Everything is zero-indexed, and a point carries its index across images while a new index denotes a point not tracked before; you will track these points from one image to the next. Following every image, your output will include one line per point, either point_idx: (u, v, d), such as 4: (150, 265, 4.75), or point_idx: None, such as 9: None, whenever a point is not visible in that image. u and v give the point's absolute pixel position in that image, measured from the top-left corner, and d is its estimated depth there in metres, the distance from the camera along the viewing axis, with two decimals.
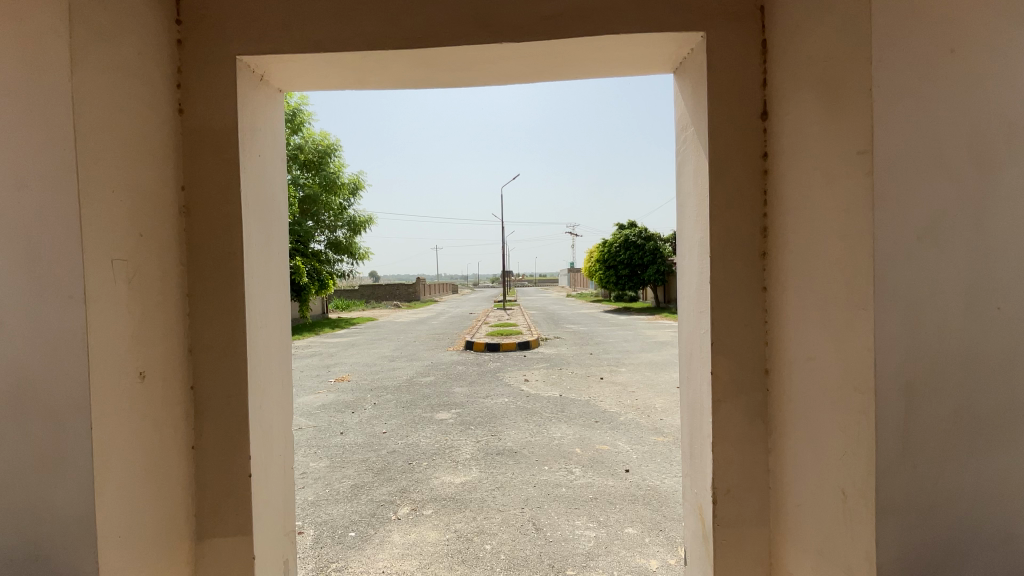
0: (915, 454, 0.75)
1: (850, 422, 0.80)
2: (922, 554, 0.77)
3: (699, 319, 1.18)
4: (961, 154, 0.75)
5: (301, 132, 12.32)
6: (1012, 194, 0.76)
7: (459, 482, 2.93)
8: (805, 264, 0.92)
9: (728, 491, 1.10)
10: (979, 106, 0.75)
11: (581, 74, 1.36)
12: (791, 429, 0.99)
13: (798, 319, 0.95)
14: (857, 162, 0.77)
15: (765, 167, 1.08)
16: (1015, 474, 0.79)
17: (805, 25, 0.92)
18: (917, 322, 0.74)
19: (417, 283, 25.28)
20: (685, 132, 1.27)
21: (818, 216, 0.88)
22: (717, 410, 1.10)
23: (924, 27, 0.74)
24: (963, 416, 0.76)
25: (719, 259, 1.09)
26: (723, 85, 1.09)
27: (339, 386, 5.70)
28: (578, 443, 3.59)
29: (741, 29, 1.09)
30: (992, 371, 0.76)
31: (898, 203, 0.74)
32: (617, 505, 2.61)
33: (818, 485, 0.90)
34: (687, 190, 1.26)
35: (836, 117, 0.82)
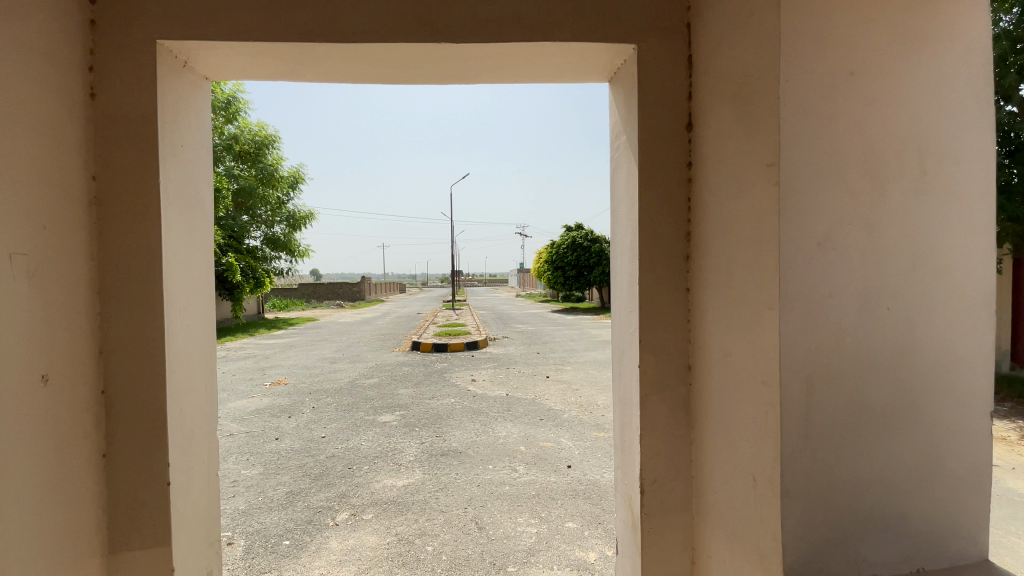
0: (814, 441, 0.83)
1: (758, 412, 0.87)
2: (822, 533, 0.84)
3: (629, 319, 1.24)
4: (857, 168, 0.83)
5: (237, 121, 11.67)
6: (901, 205, 0.84)
7: (401, 484, 2.89)
8: (722, 267, 0.99)
9: (654, 481, 1.16)
10: (873, 125, 0.83)
11: (520, 78, 1.39)
12: (710, 421, 1.06)
13: (716, 319, 1.02)
14: (767, 173, 0.84)
15: (690, 175, 1.15)
16: (905, 459, 0.87)
17: (725, 43, 0.98)
18: (818, 320, 0.82)
19: (361, 282, 24.58)
20: (618, 139, 1.32)
21: (734, 223, 0.95)
22: (644, 404, 1.15)
23: (824, 52, 0.82)
24: (858, 406, 0.84)
25: (647, 262, 1.15)
26: (652, 97, 1.14)
27: (274, 389, 5.46)
28: (522, 441, 3.63)
29: (670, 43, 1.15)
30: (883, 365, 0.85)
31: (801, 210, 0.81)
32: (558, 500, 2.67)
33: (733, 473, 0.97)
34: (620, 195, 1.31)
35: (750, 130, 0.89)
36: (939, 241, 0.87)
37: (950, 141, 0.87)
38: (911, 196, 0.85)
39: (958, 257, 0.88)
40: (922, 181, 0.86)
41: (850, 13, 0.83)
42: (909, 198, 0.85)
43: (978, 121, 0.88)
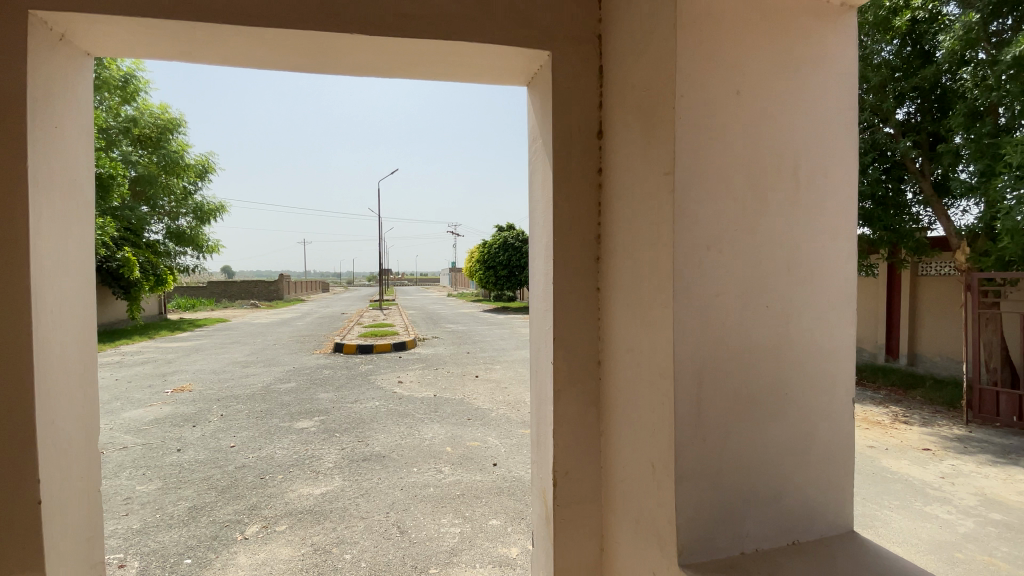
0: (704, 428, 0.90)
1: (657, 403, 0.94)
2: (711, 512, 0.91)
3: (544, 318, 1.27)
4: (741, 180, 0.91)
5: (135, 102, 10.56)
6: (778, 214, 0.94)
7: (318, 492, 2.77)
8: (627, 268, 1.05)
9: (566, 474, 1.20)
10: (757, 141, 0.92)
11: (439, 76, 1.38)
12: (616, 413, 1.12)
13: (622, 317, 1.08)
14: (664, 181, 0.90)
15: (601, 180, 1.20)
16: (781, 442, 0.96)
17: (631, 55, 1.04)
18: (707, 317, 0.89)
19: (279, 280, 23.15)
20: (535, 142, 1.36)
21: (637, 226, 1.01)
22: (557, 400, 1.19)
23: (712, 71, 0.89)
24: (742, 395, 0.93)
25: (560, 262, 1.19)
26: (565, 103, 1.19)
27: (176, 397, 5.01)
28: (448, 442, 3.61)
29: (582, 52, 1.19)
30: (763, 357, 0.94)
31: (693, 215, 0.88)
32: (483, 498, 2.68)
33: (635, 461, 1.03)
34: (536, 197, 1.34)
35: (650, 140, 0.95)
36: (811, 247, 0.97)
37: (821, 158, 0.98)
38: (787, 207, 0.95)
39: (826, 262, 0.99)
40: (797, 193, 0.96)
41: (738, 38, 0.91)
42: (786, 208, 0.95)
43: (843, 141, 1.00)
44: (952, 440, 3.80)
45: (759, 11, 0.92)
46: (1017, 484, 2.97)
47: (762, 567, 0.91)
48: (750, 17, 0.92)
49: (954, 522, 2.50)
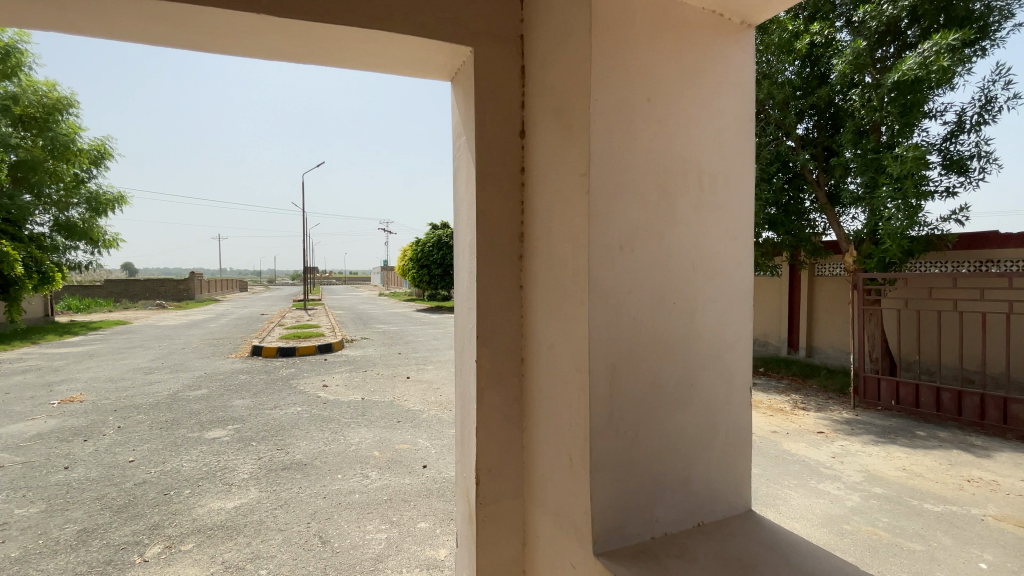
0: (617, 420, 0.94)
1: (575, 397, 0.96)
2: (624, 500, 0.95)
3: (468, 316, 1.26)
4: (651, 183, 0.95)
5: (16, 78, 9.33)
6: (684, 216, 1.00)
7: (231, 506, 2.58)
8: (547, 266, 1.07)
9: (489, 471, 1.20)
10: (666, 145, 0.97)
11: (360, 65, 1.33)
12: (537, 408, 1.14)
13: (543, 314, 1.09)
14: (580, 182, 0.93)
15: (523, 179, 1.21)
16: (688, 430, 1.02)
17: (551, 56, 1.06)
18: (620, 314, 0.93)
19: (190, 278, 21.38)
20: (458, 139, 1.34)
21: (556, 225, 1.03)
22: (481, 397, 1.19)
23: (625, 76, 0.93)
24: (652, 387, 0.97)
25: (484, 261, 1.18)
26: (489, 100, 1.18)
27: (64, 409, 4.47)
28: (376, 446, 3.50)
29: (505, 51, 1.20)
30: (672, 351, 0.99)
31: (606, 215, 0.91)
32: (411, 502, 2.63)
33: (555, 454, 1.05)
34: (460, 193, 1.33)
35: (568, 140, 0.98)
36: (713, 248, 1.04)
37: (723, 165, 1.05)
38: (693, 210, 1.01)
39: (726, 262, 1.06)
40: (701, 197, 1.02)
41: (649, 48, 0.95)
42: (691, 210, 1.01)
43: (742, 150, 1.08)
44: (842, 423, 4.24)
45: (666, 22, 0.97)
46: (893, 461, 3.36)
47: (670, 549, 0.96)
48: (661, 29, 0.96)
49: (843, 497, 2.79)
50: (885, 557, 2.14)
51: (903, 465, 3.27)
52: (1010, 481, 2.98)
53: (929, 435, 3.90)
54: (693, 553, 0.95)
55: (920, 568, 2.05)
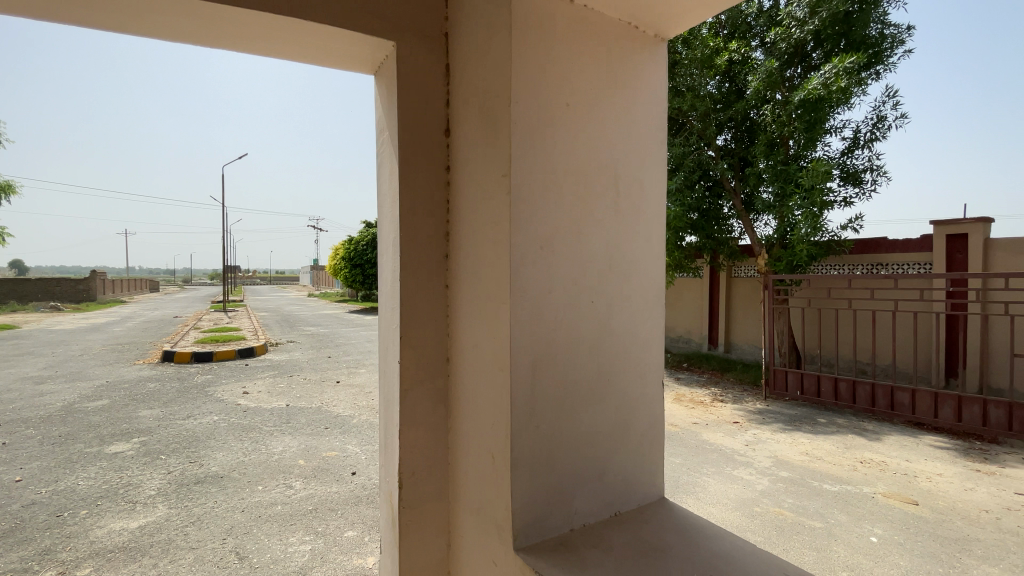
0: (538, 417, 0.95)
1: (497, 396, 0.97)
2: (543, 495, 0.97)
3: (391, 316, 1.23)
4: (570, 186, 0.99)
5: None
6: (603, 218, 1.04)
7: (135, 526, 2.36)
8: (471, 266, 1.07)
9: (412, 474, 1.18)
10: (584, 149, 1.00)
11: (275, 53, 1.26)
12: (462, 409, 1.14)
13: (468, 315, 1.09)
14: (502, 182, 0.94)
15: (448, 178, 1.21)
16: (605, 424, 1.06)
17: (474, 55, 1.06)
18: (540, 313, 0.95)
19: (90, 277, 19.32)
20: (381, 134, 1.31)
21: (480, 224, 1.03)
22: (404, 400, 1.17)
23: (546, 81, 0.95)
24: (572, 383, 1.00)
25: (408, 260, 1.16)
26: (412, 96, 1.17)
27: None
28: (301, 455, 3.34)
29: (429, 48, 1.19)
30: (591, 348, 1.03)
31: (527, 216, 0.93)
32: (338, 511, 2.53)
33: (478, 453, 1.06)
34: (384, 190, 1.30)
35: (491, 140, 0.99)
36: (628, 249, 1.09)
37: (637, 170, 1.11)
38: (610, 213, 1.05)
39: (641, 262, 1.12)
40: (617, 201, 1.07)
41: (569, 55, 0.98)
42: (608, 213, 1.05)
43: (655, 157, 1.14)
44: (754, 413, 4.58)
45: (585, 30, 1.01)
46: (798, 446, 3.68)
47: (588, 539, 0.99)
48: (579, 36, 1.00)
49: (755, 481, 3.02)
50: (790, 535, 2.33)
51: (806, 450, 3.59)
52: (895, 461, 3.36)
53: (829, 421, 4.30)
54: (608, 542, 0.99)
55: (820, 544, 2.25)
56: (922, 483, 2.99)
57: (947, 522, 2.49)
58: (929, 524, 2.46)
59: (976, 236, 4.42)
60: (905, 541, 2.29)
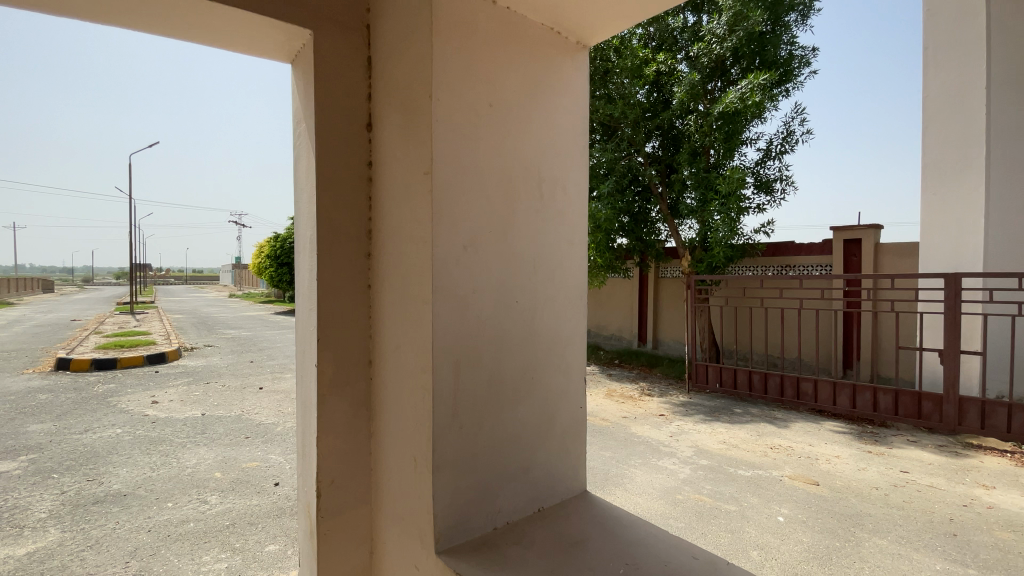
0: (461, 418, 0.95)
1: (419, 398, 0.95)
2: (466, 497, 0.97)
3: (309, 317, 1.17)
4: (494, 187, 0.99)
5: None
6: (527, 219, 1.05)
7: (21, 553, 2.11)
8: (394, 266, 1.04)
9: (332, 482, 1.13)
10: (507, 150, 1.01)
11: (178, 35, 1.16)
12: (384, 412, 1.11)
13: (390, 316, 1.07)
14: (423, 179, 0.93)
15: (371, 174, 1.17)
16: (529, 422, 1.08)
17: (397, 49, 1.04)
18: (464, 313, 0.95)
19: None
20: (299, 126, 1.25)
21: (403, 223, 1.01)
22: (323, 405, 1.12)
23: (468, 81, 0.95)
24: (496, 382, 1.01)
25: (326, 259, 1.11)
26: (331, 88, 1.12)
27: None
28: (217, 467, 3.11)
29: (350, 41, 1.15)
30: (515, 346, 1.04)
31: (449, 215, 0.92)
32: (258, 524, 2.39)
33: (401, 456, 1.04)
34: (301, 185, 1.23)
35: (413, 136, 0.97)
36: (551, 250, 1.11)
37: (560, 174, 1.13)
38: (534, 215, 1.07)
39: (563, 263, 1.15)
40: (541, 202, 1.09)
41: (493, 56, 0.99)
42: (532, 215, 1.07)
43: (576, 160, 1.18)
44: (678, 406, 4.84)
45: (508, 32, 1.02)
46: (717, 435, 3.93)
47: (510, 537, 1.00)
48: (503, 37, 1.01)
49: (678, 470, 3.19)
50: (708, 519, 2.49)
51: (724, 438, 3.84)
52: (801, 446, 3.67)
53: (744, 411, 4.62)
54: (530, 538, 1.00)
55: (734, 526, 2.42)
56: (823, 465, 3.29)
57: (843, 500, 2.75)
58: (828, 502, 2.71)
59: (868, 240, 4.93)
60: (807, 519, 2.51)
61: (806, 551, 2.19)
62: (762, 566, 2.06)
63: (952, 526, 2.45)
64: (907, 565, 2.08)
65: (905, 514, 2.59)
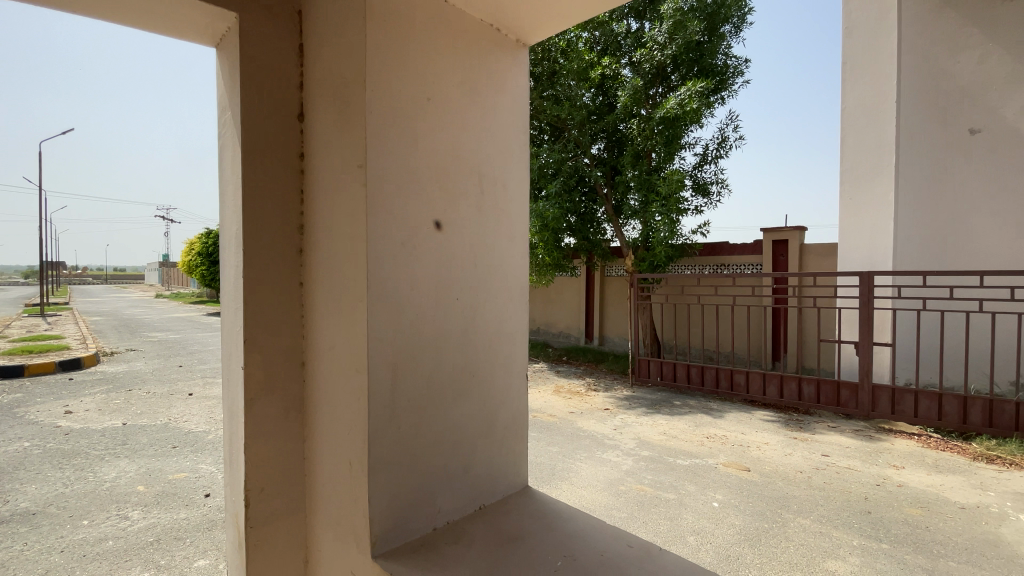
0: (398, 418, 0.93)
1: (354, 400, 0.92)
2: (404, 498, 0.95)
3: (234, 317, 1.11)
4: (432, 182, 0.97)
5: None
6: (466, 216, 1.05)
7: None
8: (327, 263, 1.01)
9: (261, 490, 1.08)
10: (445, 146, 1.00)
11: (84, 11, 1.05)
12: (318, 414, 1.06)
13: (323, 313, 1.03)
14: (357, 173, 0.90)
15: (303, 167, 1.12)
16: (469, 421, 1.07)
17: (330, 38, 1.00)
18: (402, 311, 0.93)
19: None
20: (224, 115, 1.17)
21: (337, 218, 0.97)
22: (250, 409, 1.06)
23: (402, 73, 0.92)
24: (435, 382, 0.99)
25: (253, 254, 1.06)
26: (259, 77, 1.07)
27: None
28: (139, 480, 2.88)
29: (280, 27, 1.09)
30: (454, 345, 1.03)
31: (385, 211, 0.90)
32: (186, 539, 2.24)
33: (335, 459, 1.00)
34: (226, 177, 1.16)
35: (346, 128, 0.93)
36: (492, 248, 1.11)
37: (501, 171, 1.13)
38: (474, 211, 1.07)
39: (503, 260, 1.15)
40: (481, 198, 1.08)
41: (430, 49, 0.97)
42: (472, 211, 1.06)
43: (517, 159, 1.18)
44: (622, 400, 4.99)
45: (446, 26, 1.00)
46: (658, 427, 4.08)
47: (450, 537, 0.99)
48: (439, 31, 0.99)
49: (621, 462, 3.28)
50: (649, 508, 2.58)
51: (664, 430, 4.00)
52: (734, 435, 3.89)
53: (683, 403, 4.83)
54: (469, 537, 0.99)
55: (673, 514, 2.52)
56: (754, 452, 3.50)
57: (771, 483, 2.94)
58: (758, 487, 2.88)
59: (794, 241, 5.29)
60: (740, 503, 2.66)
61: (738, 534, 2.32)
62: (698, 550, 2.15)
63: (867, 504, 2.67)
64: (827, 542, 2.25)
65: (826, 495, 2.79)
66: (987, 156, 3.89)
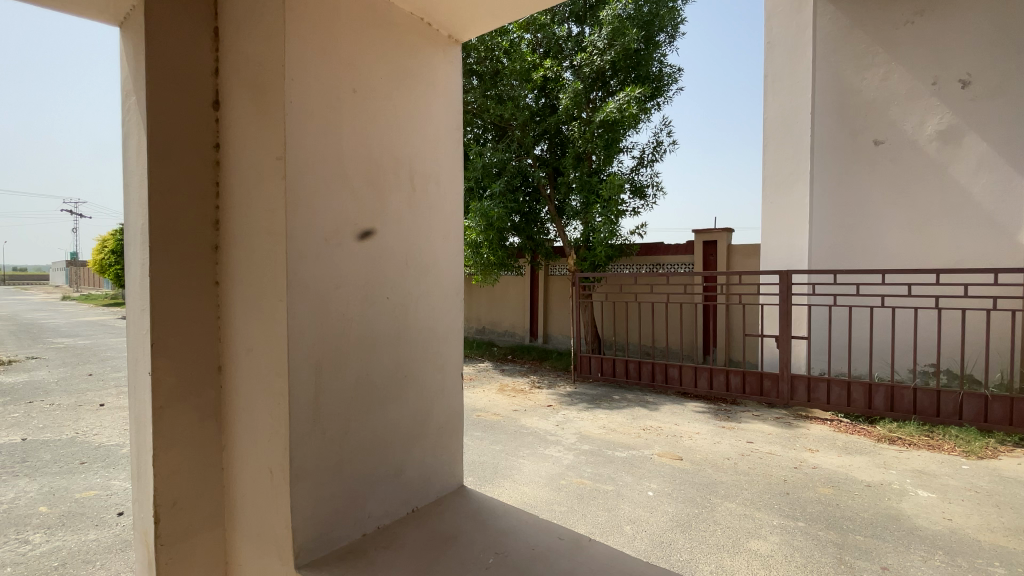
0: (323, 423, 0.89)
1: (275, 405, 0.88)
2: (331, 504, 0.92)
3: (142, 319, 1.02)
4: (360, 178, 0.94)
5: None
6: (396, 213, 1.02)
7: None
8: (245, 260, 0.95)
9: (173, 504, 1.00)
10: (372, 141, 0.97)
11: None
12: (237, 422, 1.01)
13: (241, 315, 0.97)
14: (276, 166, 0.85)
15: (218, 157, 1.05)
16: (400, 422, 1.05)
17: (248, 23, 0.94)
18: (326, 310, 0.89)
19: None
20: (129, 100, 1.08)
21: (255, 213, 0.92)
22: (159, 419, 0.98)
23: (326, 63, 0.89)
24: (362, 383, 0.96)
25: (162, 251, 0.98)
26: (168, 61, 0.99)
27: None
28: (39, 501, 2.60)
29: (191, 8, 1.02)
30: (383, 345, 1.00)
31: (306, 206, 0.86)
32: (95, 562, 2.05)
33: (256, 468, 0.95)
34: (131, 167, 1.07)
35: (264, 119, 0.89)
36: (424, 246, 1.10)
37: (432, 168, 1.12)
38: (404, 209, 1.04)
39: (436, 258, 1.13)
40: (412, 195, 1.06)
41: (355, 41, 0.94)
42: (403, 208, 1.04)
43: (449, 157, 1.17)
44: (564, 396, 5.09)
45: (373, 19, 0.97)
46: (597, 421, 4.20)
47: (380, 542, 0.97)
48: (365, 22, 0.96)
49: (562, 457, 3.35)
50: (588, 501, 2.65)
51: (603, 424, 4.12)
52: (668, 426, 4.06)
53: (621, 398, 4.99)
54: (400, 541, 0.97)
55: (611, 504, 2.60)
56: (686, 442, 3.67)
57: (702, 471, 3.10)
58: (690, 475, 3.03)
59: (722, 242, 5.60)
60: (673, 491, 2.78)
61: (671, 520, 2.43)
62: (634, 539, 2.24)
63: (786, 486, 2.87)
64: (751, 523, 2.40)
65: (751, 479, 2.98)
66: (888, 165, 4.30)
